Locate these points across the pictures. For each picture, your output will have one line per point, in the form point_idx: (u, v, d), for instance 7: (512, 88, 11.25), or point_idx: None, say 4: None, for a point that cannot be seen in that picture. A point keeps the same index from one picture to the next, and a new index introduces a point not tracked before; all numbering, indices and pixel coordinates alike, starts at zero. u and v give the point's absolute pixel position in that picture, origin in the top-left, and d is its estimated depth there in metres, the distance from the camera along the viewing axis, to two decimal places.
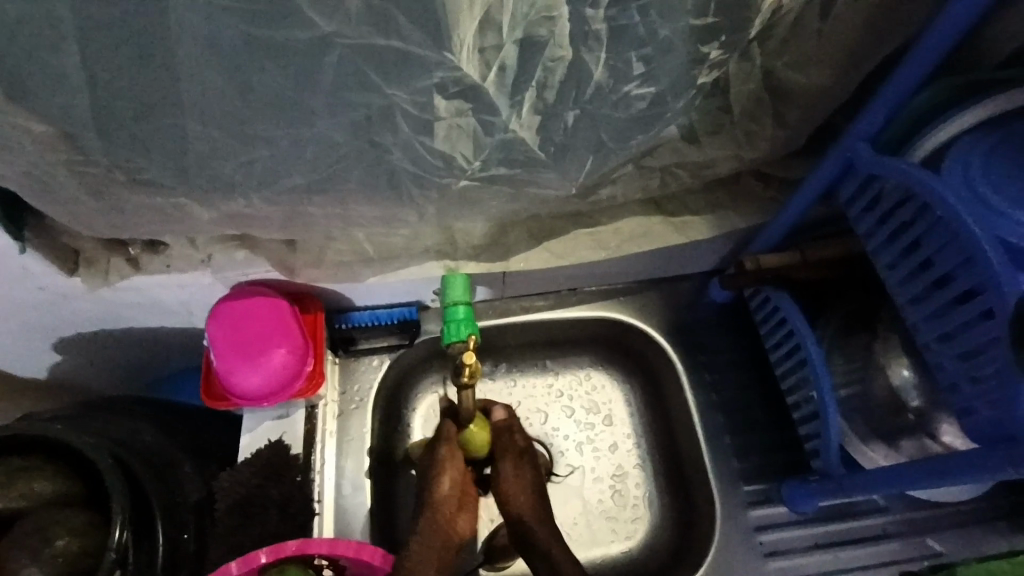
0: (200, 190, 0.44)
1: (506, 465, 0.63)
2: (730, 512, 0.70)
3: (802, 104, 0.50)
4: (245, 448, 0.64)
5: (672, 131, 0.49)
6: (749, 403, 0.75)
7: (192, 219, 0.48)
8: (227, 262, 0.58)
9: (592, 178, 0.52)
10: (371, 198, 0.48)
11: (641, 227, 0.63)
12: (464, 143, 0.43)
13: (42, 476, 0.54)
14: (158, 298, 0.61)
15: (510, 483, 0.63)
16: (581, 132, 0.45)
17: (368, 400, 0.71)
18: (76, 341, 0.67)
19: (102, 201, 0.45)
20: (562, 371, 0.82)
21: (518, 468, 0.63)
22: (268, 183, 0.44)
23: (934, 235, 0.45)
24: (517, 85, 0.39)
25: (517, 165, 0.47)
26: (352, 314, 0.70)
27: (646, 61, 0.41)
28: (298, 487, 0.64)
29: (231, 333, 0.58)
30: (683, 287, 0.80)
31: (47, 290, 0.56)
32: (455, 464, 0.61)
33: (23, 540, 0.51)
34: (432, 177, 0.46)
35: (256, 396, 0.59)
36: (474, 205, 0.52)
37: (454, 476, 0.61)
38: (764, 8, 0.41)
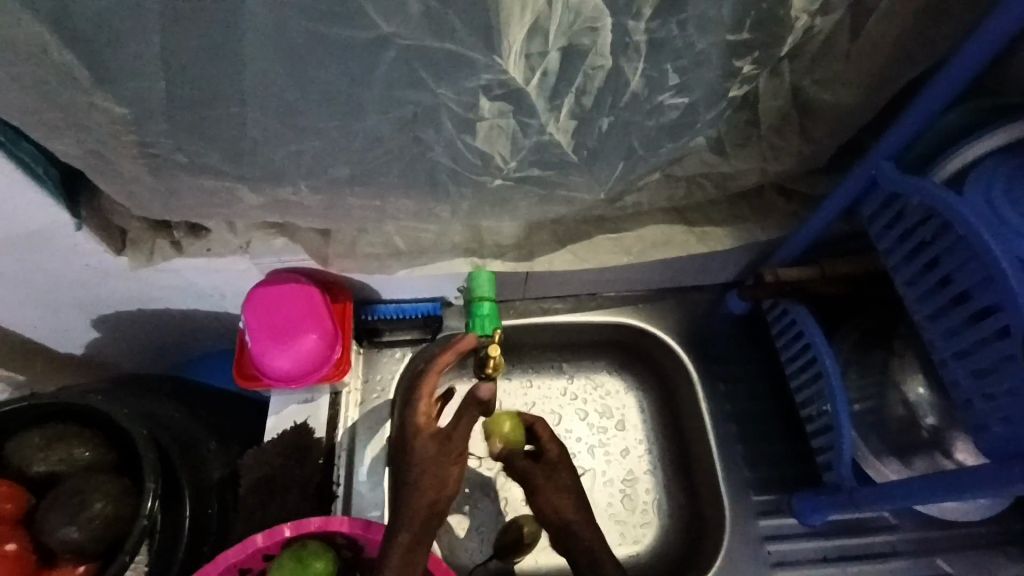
0: (252, 176, 0.46)
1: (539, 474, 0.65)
2: (740, 519, 0.71)
3: (828, 121, 0.52)
4: (271, 429, 0.66)
5: (700, 141, 0.51)
6: (762, 415, 0.76)
7: (240, 204, 0.50)
8: (264, 249, 0.61)
9: (620, 184, 0.54)
10: (410, 194, 0.50)
11: (664, 234, 0.66)
12: (503, 143, 0.45)
13: (80, 443, 0.57)
14: (195, 282, 0.65)
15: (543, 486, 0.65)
16: (614, 138, 0.47)
17: (388, 390, 0.74)
18: (113, 318, 0.70)
19: (160, 184, 0.47)
20: (577, 374, 0.83)
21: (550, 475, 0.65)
22: (314, 173, 0.46)
23: (955, 252, 0.46)
24: (557, 90, 0.41)
25: (550, 167, 0.49)
26: (378, 306, 0.73)
27: (681, 72, 0.43)
28: (317, 471, 0.65)
29: (265, 317, 0.61)
30: (702, 297, 0.81)
31: (95, 267, 0.60)
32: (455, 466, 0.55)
33: (64, 502, 0.54)
34: (469, 175, 0.48)
35: (285, 377, 0.62)
36: (505, 205, 0.54)
37: (439, 484, 0.54)
38: (797, 27, 0.43)
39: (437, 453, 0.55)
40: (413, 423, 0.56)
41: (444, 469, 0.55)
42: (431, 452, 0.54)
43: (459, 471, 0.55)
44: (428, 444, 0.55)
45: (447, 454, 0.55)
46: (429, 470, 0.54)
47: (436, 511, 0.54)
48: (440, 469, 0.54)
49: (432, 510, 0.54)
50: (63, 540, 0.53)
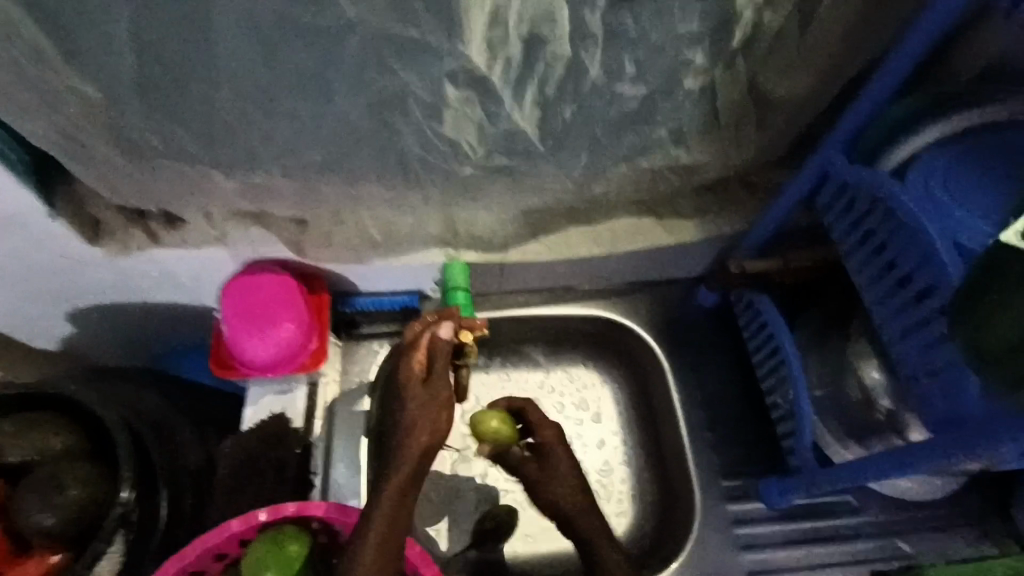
0: (227, 161, 0.48)
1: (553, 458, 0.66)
2: (709, 503, 0.73)
3: (780, 113, 0.55)
4: (248, 419, 0.66)
5: (661, 131, 0.53)
6: (731, 403, 0.78)
7: (215, 189, 0.52)
8: (242, 238, 0.62)
9: (588, 172, 0.56)
10: (383, 181, 0.52)
11: (633, 225, 0.68)
12: (470, 130, 0.47)
13: (52, 431, 0.57)
14: (172, 273, 0.65)
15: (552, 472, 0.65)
16: (577, 127, 0.49)
17: (366, 379, 0.75)
18: (88, 310, 0.70)
19: (136, 169, 0.48)
20: (553, 368, 0.85)
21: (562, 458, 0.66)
22: (288, 158, 0.48)
23: (898, 237, 0.49)
24: (520, 78, 0.43)
25: (519, 155, 0.51)
26: (356, 299, 0.73)
27: (637, 62, 0.45)
28: (296, 457, 0.66)
29: (242, 306, 0.62)
30: (674, 290, 0.84)
31: (70, 256, 0.60)
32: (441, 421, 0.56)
33: (38, 487, 0.54)
34: (440, 162, 0.50)
35: (262, 365, 0.63)
36: (476, 193, 0.56)
37: (429, 428, 0.56)
38: (744, 21, 0.45)
39: (427, 398, 0.57)
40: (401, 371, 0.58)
41: (434, 412, 0.56)
42: (419, 397, 0.57)
43: (449, 413, 0.56)
44: (415, 390, 0.57)
45: (436, 398, 0.57)
46: (419, 414, 0.56)
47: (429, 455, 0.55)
48: (428, 413, 0.56)
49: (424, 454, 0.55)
50: (37, 525, 0.53)
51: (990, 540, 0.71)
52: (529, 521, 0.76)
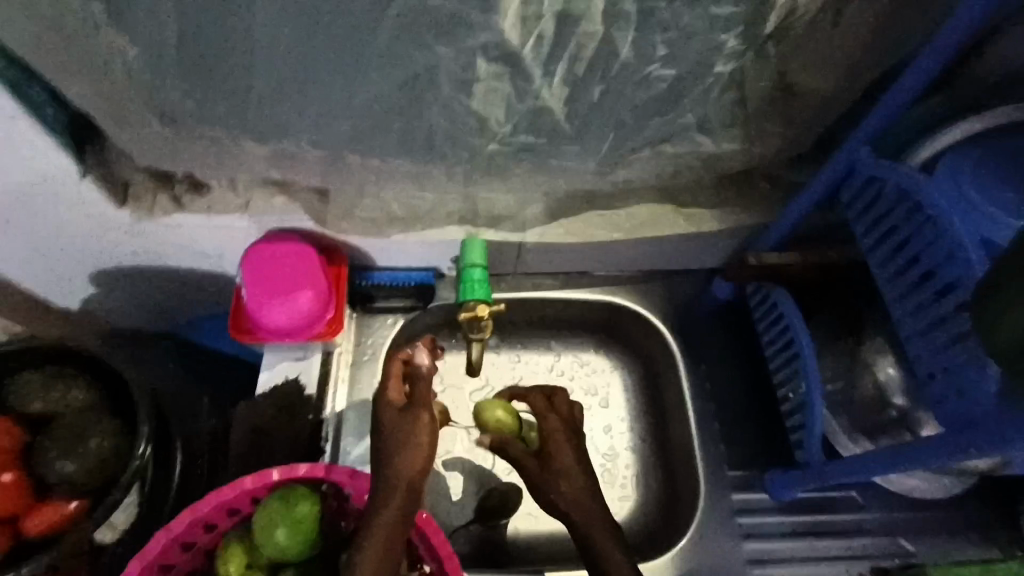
0: (256, 127, 0.48)
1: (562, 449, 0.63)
2: (714, 492, 0.73)
3: (808, 104, 0.54)
4: (263, 383, 0.67)
5: (688, 117, 0.53)
6: (740, 396, 0.79)
7: (242, 156, 0.52)
8: (265, 208, 0.63)
9: (611, 155, 0.56)
10: (408, 156, 0.52)
11: (651, 214, 0.68)
12: (498, 106, 0.47)
13: (77, 386, 0.59)
14: (195, 241, 0.67)
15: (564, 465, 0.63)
16: (605, 108, 0.49)
17: (380, 352, 0.75)
18: (111, 274, 0.72)
19: (167, 132, 0.49)
20: (564, 352, 0.86)
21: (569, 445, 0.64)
22: (316, 127, 0.48)
23: (922, 233, 0.49)
24: (551, 56, 0.43)
25: (544, 135, 0.51)
26: (373, 273, 0.74)
27: (669, 45, 0.45)
28: (308, 425, 0.67)
29: (262, 274, 0.62)
30: (688, 281, 0.84)
31: (97, 219, 0.61)
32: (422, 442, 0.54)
33: (60, 437, 0.56)
34: (466, 139, 0.50)
35: (280, 332, 0.64)
36: (498, 172, 0.56)
37: (412, 456, 0.53)
38: (780, 7, 0.45)
39: (407, 426, 0.54)
40: (382, 405, 0.56)
41: (417, 439, 0.54)
42: (397, 426, 0.54)
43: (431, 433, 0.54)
44: (394, 420, 0.55)
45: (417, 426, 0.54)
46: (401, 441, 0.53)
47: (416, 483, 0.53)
48: (410, 441, 0.53)
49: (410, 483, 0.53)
50: (58, 473, 0.55)
51: (994, 546, 0.71)
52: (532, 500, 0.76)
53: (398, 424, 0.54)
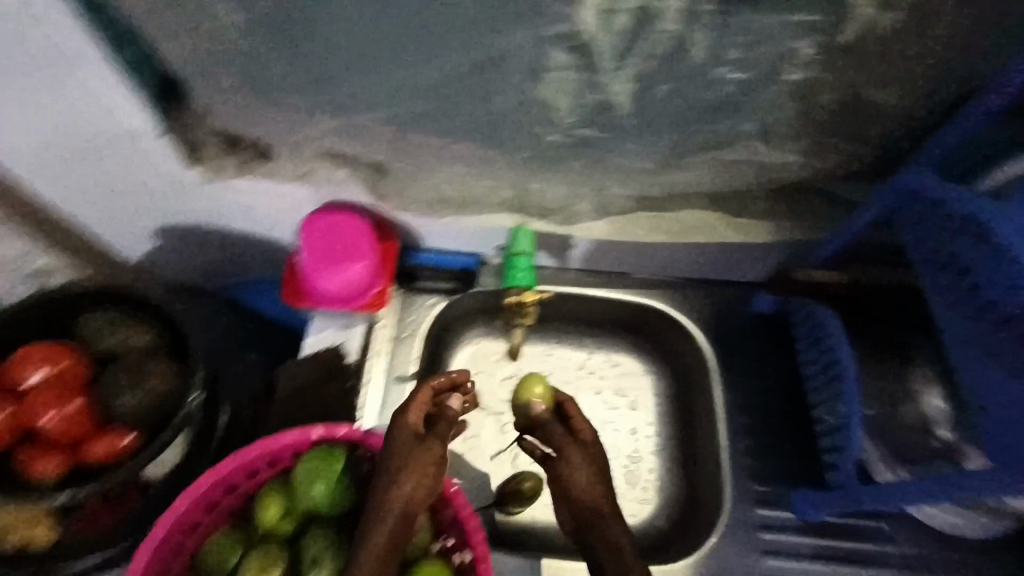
0: (335, 98, 0.51)
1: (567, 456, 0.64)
2: (737, 504, 0.73)
3: (876, 120, 0.54)
4: (310, 345, 0.71)
5: (751, 124, 0.53)
6: (772, 413, 0.77)
7: (316, 127, 0.55)
8: (325, 179, 0.65)
9: (669, 155, 0.56)
10: (471, 138, 0.54)
11: (701, 220, 0.68)
12: (566, 96, 0.49)
13: (140, 331, 0.63)
14: (256, 206, 0.70)
15: (566, 474, 0.63)
16: (670, 107, 0.50)
17: (419, 332, 0.75)
18: (176, 231, 0.76)
19: (252, 99, 0.52)
20: (596, 351, 0.85)
21: (574, 458, 0.64)
22: (390, 102, 0.51)
23: (989, 262, 0.47)
24: (625, 49, 0.45)
25: (606, 130, 0.52)
26: (420, 254, 0.77)
27: (742, 47, 0.45)
28: (346, 391, 0.70)
29: (318, 244, 0.65)
30: (730, 293, 0.83)
31: (170, 177, 0.65)
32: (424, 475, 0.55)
33: (121, 376, 0.59)
34: (530, 127, 0.52)
35: (331, 298, 0.68)
36: (556, 163, 0.58)
37: (414, 482, 0.55)
38: (860, 19, 0.44)
39: (418, 454, 0.56)
40: (398, 426, 0.58)
41: (423, 467, 0.56)
42: (409, 452, 0.56)
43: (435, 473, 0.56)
44: (407, 445, 0.57)
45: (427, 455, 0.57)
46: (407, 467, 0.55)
47: (411, 507, 0.55)
48: (416, 467, 0.55)
49: (404, 506, 0.55)
50: (118, 409, 0.59)
51: None
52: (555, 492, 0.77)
53: (400, 454, 0.56)
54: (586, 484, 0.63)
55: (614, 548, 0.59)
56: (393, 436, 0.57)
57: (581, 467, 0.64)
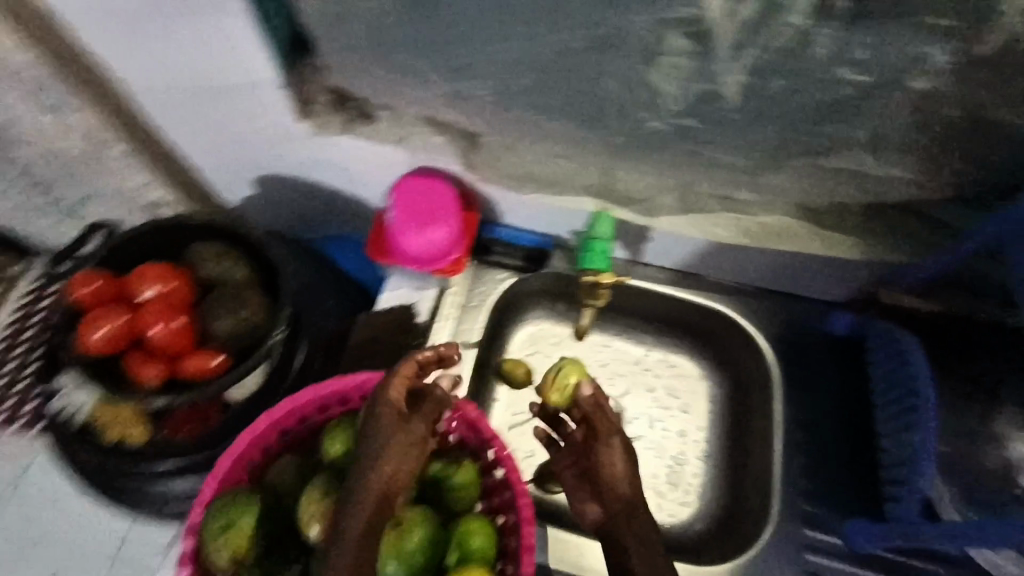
0: (450, 64, 0.54)
1: (603, 446, 0.57)
2: (785, 521, 0.71)
3: (1002, 142, 0.51)
4: (386, 301, 0.76)
5: (861, 132, 0.52)
6: (834, 437, 0.75)
7: (424, 93, 0.58)
8: (419, 144, 0.68)
9: (767, 155, 0.56)
10: (572, 116, 0.56)
11: (789, 228, 0.66)
12: (674, 81, 0.50)
13: (239, 266, 0.68)
14: (349, 163, 0.73)
15: (603, 463, 0.57)
16: (779, 103, 0.50)
17: (488, 303, 0.78)
18: (273, 180, 0.81)
19: (371, 59, 0.56)
20: (654, 349, 0.85)
21: (610, 447, 0.57)
22: (502, 72, 0.53)
23: None
24: (742, 41, 0.46)
25: (708, 121, 0.53)
26: (497, 228, 0.79)
27: (867, 48, 0.45)
28: (413, 349, 0.74)
29: (408, 204, 0.68)
30: (806, 309, 0.81)
31: (277, 127, 0.70)
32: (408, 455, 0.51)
33: (222, 304, 0.66)
34: (634, 110, 0.53)
35: (411, 258, 0.70)
36: (650, 150, 0.59)
37: (397, 462, 0.50)
38: (1003, 29, 0.42)
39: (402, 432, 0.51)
40: (381, 402, 0.53)
41: (406, 447, 0.51)
42: (394, 430, 0.51)
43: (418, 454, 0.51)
44: (390, 422, 0.51)
45: (411, 435, 0.52)
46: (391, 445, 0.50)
47: (394, 488, 0.50)
48: (400, 447, 0.50)
49: (387, 486, 0.50)
50: (217, 331, 0.65)
51: None
52: None
53: (381, 432, 0.51)
54: (621, 476, 0.57)
55: (649, 549, 0.54)
56: (376, 411, 0.52)
57: (619, 457, 0.57)
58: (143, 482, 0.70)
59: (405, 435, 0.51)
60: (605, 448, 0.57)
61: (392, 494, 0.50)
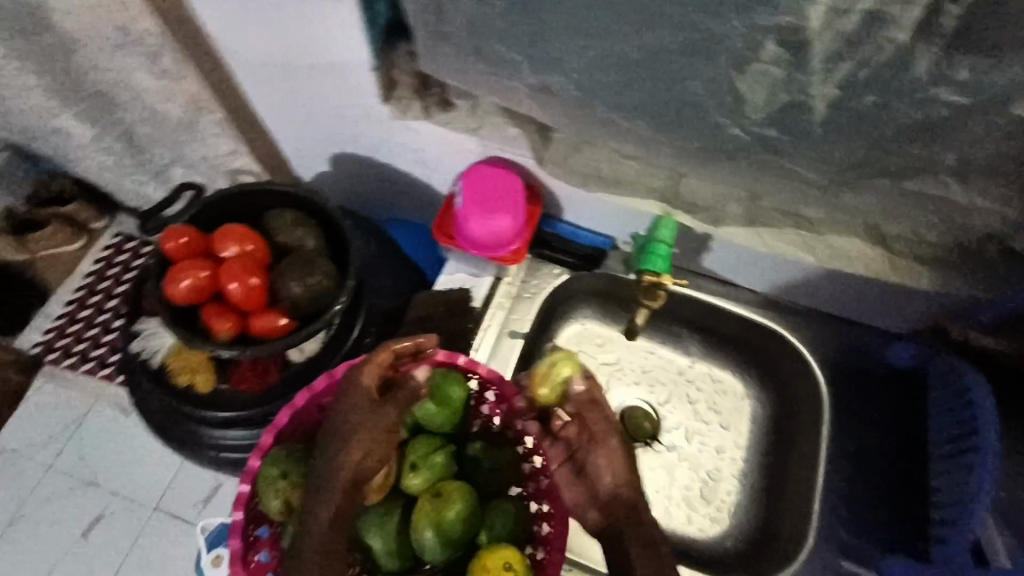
0: (537, 58, 0.56)
1: (596, 448, 0.54)
2: (820, 549, 0.70)
3: None
4: (443, 283, 0.78)
5: (951, 157, 0.50)
6: (881, 470, 0.73)
7: (507, 85, 0.60)
8: (493, 135, 0.70)
9: (846, 173, 0.55)
10: (651, 117, 0.57)
11: (858, 252, 0.65)
12: (761, 90, 0.50)
13: (312, 236, 0.72)
14: (422, 147, 0.76)
15: (600, 464, 0.54)
16: (867, 120, 0.50)
17: (540, 296, 0.78)
18: (348, 159, 0.84)
19: (462, 49, 0.58)
20: (696, 362, 0.83)
21: (606, 446, 0.54)
22: (587, 69, 0.54)
23: None
24: (836, 53, 0.46)
25: (789, 133, 0.53)
26: (556, 223, 0.80)
27: (970, 69, 0.44)
28: (465, 332, 0.76)
29: (477, 190, 0.70)
30: (864, 336, 0.79)
31: (361, 107, 0.73)
32: (378, 441, 0.52)
33: (291, 268, 0.69)
34: (715, 117, 0.54)
35: (474, 242, 0.72)
36: (725, 158, 0.59)
37: (366, 448, 0.51)
38: None
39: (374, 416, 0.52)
40: (355, 389, 0.54)
41: (377, 434, 0.52)
42: (366, 414, 0.52)
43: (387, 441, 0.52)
44: (362, 408, 0.53)
45: (382, 421, 0.53)
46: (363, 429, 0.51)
47: (363, 474, 0.51)
48: (369, 434, 0.51)
49: (357, 473, 0.51)
50: (285, 295, 0.68)
51: None
52: None
53: (349, 419, 0.52)
54: (618, 476, 0.53)
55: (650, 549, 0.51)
56: (350, 397, 0.54)
57: (615, 456, 0.54)
58: (200, 428, 0.75)
59: (376, 422, 0.52)
60: (600, 451, 0.54)
61: (361, 480, 0.51)
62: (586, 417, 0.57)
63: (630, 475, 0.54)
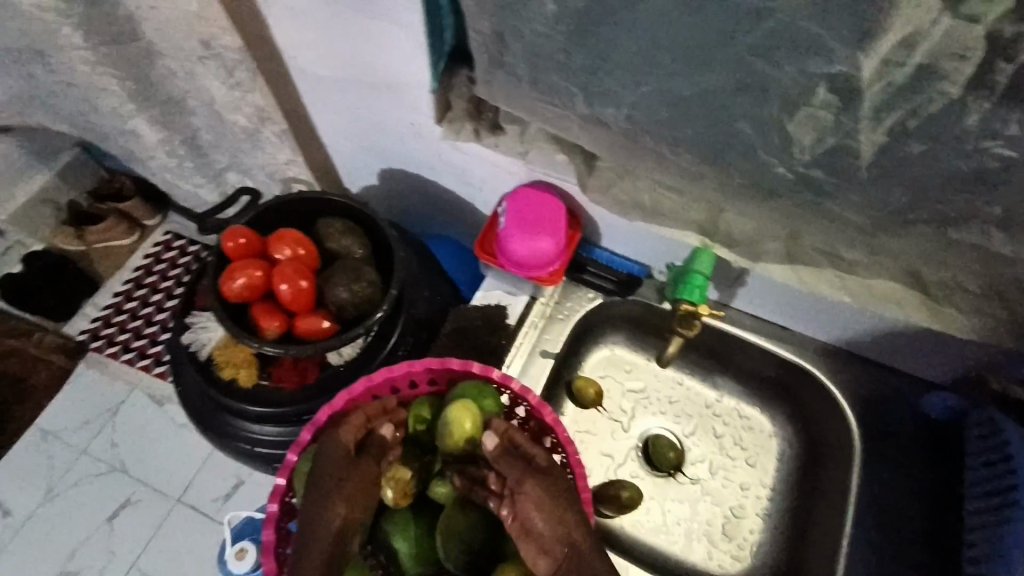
0: (591, 90, 0.58)
1: (522, 496, 0.52)
2: None
3: None
4: (480, 298, 0.79)
5: (998, 208, 0.51)
6: (906, 524, 0.70)
7: (560, 113, 0.63)
8: (540, 159, 0.72)
9: (890, 216, 0.56)
10: (697, 150, 0.59)
11: (898, 295, 0.67)
12: (809, 133, 0.52)
13: (360, 246, 0.75)
14: (469, 167, 0.79)
15: (528, 508, 0.52)
16: (914, 166, 0.51)
17: (572, 318, 0.80)
18: (396, 174, 0.88)
19: (518, 78, 0.61)
20: (724, 395, 0.84)
21: (533, 488, 0.53)
22: (639, 102, 0.57)
23: None
24: (885, 102, 0.47)
25: (835, 174, 0.54)
26: (594, 249, 0.82)
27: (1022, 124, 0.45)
28: (499, 347, 0.77)
29: (520, 212, 0.73)
30: (900, 386, 0.77)
31: (415, 125, 0.76)
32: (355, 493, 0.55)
33: (338, 275, 0.72)
34: (761, 155, 0.56)
35: (513, 261, 0.74)
36: (767, 194, 0.60)
37: (349, 501, 0.54)
38: None
39: (338, 471, 0.55)
40: (331, 445, 0.57)
41: (357, 486, 0.56)
42: (335, 471, 0.55)
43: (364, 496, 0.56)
44: (334, 463, 0.56)
45: (361, 473, 0.56)
46: (327, 483, 0.55)
47: (348, 528, 0.55)
48: (345, 488, 0.55)
49: (342, 527, 0.54)
50: (331, 300, 0.72)
51: None
52: (655, 514, 0.77)
53: (321, 479, 0.55)
54: (551, 517, 0.51)
55: None
56: (323, 455, 0.57)
57: (544, 497, 0.52)
58: (236, 421, 0.77)
59: (353, 477, 0.56)
60: (525, 500, 0.52)
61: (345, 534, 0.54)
62: (505, 464, 0.55)
63: (563, 519, 0.52)
